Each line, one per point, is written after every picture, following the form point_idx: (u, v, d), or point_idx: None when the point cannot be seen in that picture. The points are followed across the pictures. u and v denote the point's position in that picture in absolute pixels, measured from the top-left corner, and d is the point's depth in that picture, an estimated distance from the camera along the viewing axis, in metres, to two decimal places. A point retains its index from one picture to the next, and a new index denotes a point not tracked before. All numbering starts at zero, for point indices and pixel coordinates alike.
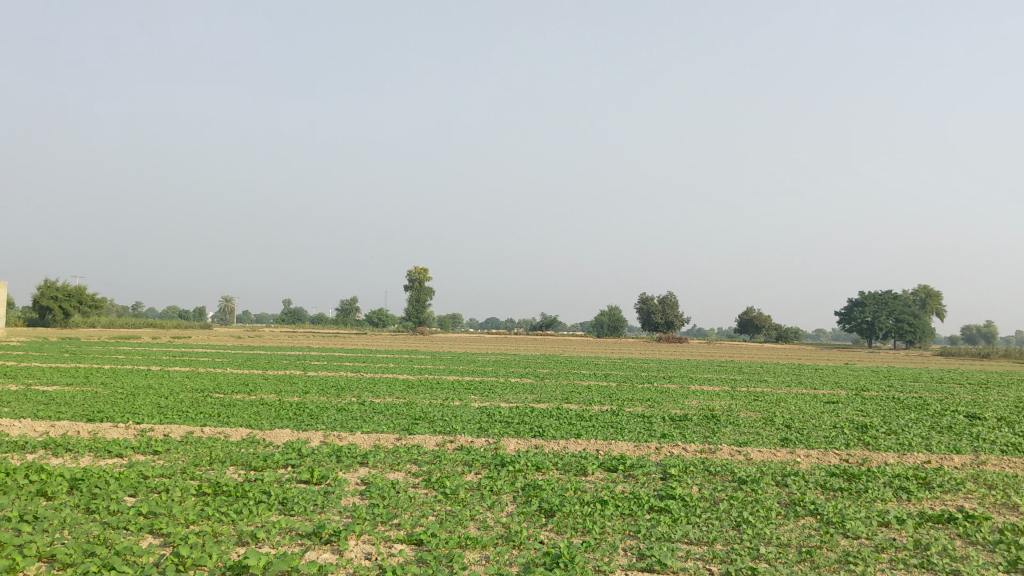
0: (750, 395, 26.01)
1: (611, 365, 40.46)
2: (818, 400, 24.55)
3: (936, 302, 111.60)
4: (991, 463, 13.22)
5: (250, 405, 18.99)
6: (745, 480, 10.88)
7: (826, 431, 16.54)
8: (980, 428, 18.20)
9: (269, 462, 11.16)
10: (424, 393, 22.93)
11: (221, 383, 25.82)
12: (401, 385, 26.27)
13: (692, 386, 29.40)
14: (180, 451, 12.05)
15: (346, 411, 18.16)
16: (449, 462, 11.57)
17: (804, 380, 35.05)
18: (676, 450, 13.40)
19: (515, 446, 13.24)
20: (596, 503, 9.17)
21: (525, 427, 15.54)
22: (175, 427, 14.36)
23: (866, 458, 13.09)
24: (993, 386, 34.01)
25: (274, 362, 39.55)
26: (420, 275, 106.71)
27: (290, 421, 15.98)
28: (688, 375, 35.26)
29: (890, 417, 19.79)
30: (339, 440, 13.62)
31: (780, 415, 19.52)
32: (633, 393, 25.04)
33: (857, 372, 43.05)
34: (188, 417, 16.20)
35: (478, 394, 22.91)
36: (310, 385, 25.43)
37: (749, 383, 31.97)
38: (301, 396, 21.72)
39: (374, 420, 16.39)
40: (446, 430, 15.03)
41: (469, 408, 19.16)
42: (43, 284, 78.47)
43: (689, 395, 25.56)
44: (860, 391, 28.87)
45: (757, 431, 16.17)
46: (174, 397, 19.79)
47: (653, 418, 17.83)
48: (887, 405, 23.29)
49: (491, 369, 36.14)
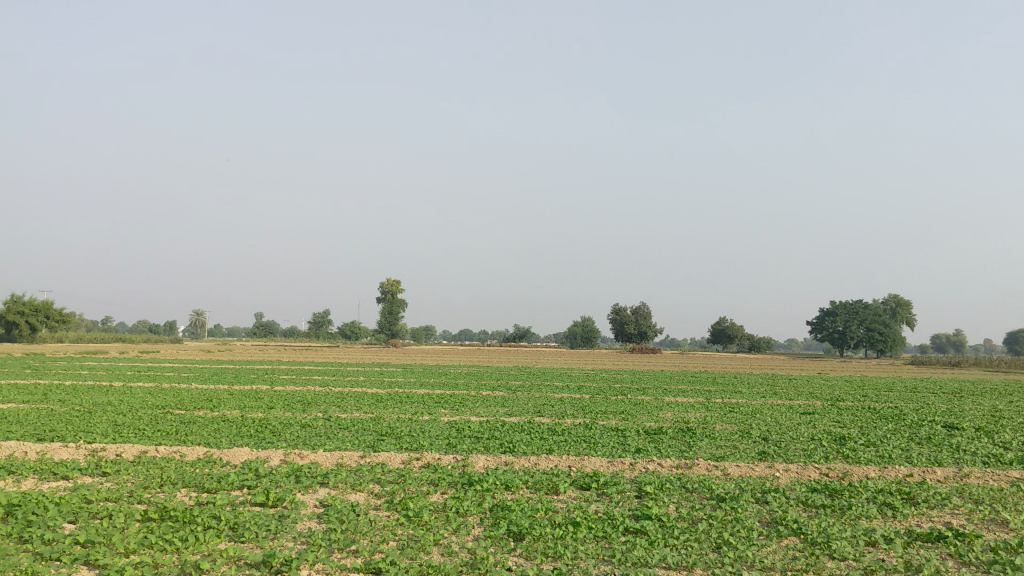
0: (724, 406, 25.62)
1: (584, 377, 39.98)
2: (793, 411, 24.20)
3: (906, 311, 112.24)
4: (976, 476, 12.85)
5: (211, 421, 18.32)
6: (724, 498, 10.39)
7: (804, 444, 16.13)
8: (959, 438, 17.85)
9: (223, 483, 10.56)
10: (394, 408, 22.33)
11: (184, 398, 25.08)
12: (370, 398, 25.66)
13: (666, 398, 28.98)
14: (130, 472, 11.41)
15: (310, 427, 17.55)
16: (413, 481, 11.03)
17: (779, 390, 34.76)
18: (651, 466, 12.94)
19: (483, 463, 12.72)
20: (568, 525, 8.65)
21: (495, 442, 15.02)
22: (128, 446, 13.74)
23: (847, 472, 12.69)
24: (968, 396, 33.79)
25: (243, 376, 38.75)
26: (392, 288, 106.08)
27: (251, 439, 15.36)
28: (662, 387, 34.80)
29: (868, 428, 19.44)
30: (300, 458, 13.04)
31: (757, 427, 19.10)
32: (607, 405, 24.55)
33: (831, 382, 42.70)
34: (144, 435, 15.56)
35: (449, 408, 22.36)
36: (276, 400, 24.76)
37: (723, 394, 31.63)
38: (265, 411, 21.13)
39: (339, 437, 15.80)
40: (413, 447, 14.50)
41: (438, 422, 18.63)
42: (10, 299, 77.05)
43: (663, 407, 25.12)
44: (835, 401, 28.56)
45: (734, 445, 15.74)
46: (133, 415, 19.08)
47: (627, 431, 17.36)
48: (865, 416, 22.96)
49: (463, 381, 35.59)
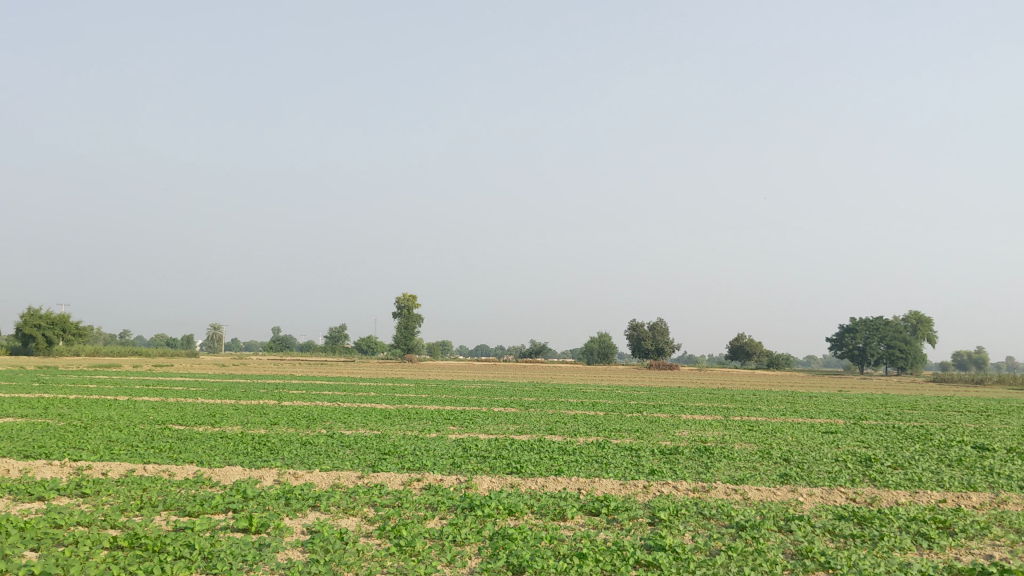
0: (743, 425, 24.83)
1: (599, 393, 39.07)
2: (815, 430, 23.34)
3: (927, 328, 111.01)
4: (1013, 502, 12.03)
5: (209, 438, 17.65)
6: (745, 526, 9.62)
7: (828, 465, 15.33)
8: (990, 461, 16.97)
9: (206, 506, 9.85)
10: (401, 425, 21.56)
11: (188, 413, 24.43)
12: (378, 415, 24.99)
13: (682, 415, 28.15)
14: (110, 493, 10.72)
15: (311, 444, 16.88)
16: (410, 505, 10.31)
17: (799, 408, 33.93)
18: (666, 489, 12.20)
19: (488, 485, 11.99)
20: (573, 557, 7.89)
21: (502, 461, 14.31)
22: (116, 465, 13.04)
23: (875, 497, 11.88)
24: (994, 414, 32.81)
25: (251, 391, 38.07)
26: (409, 301, 105.67)
27: (246, 457, 14.70)
28: (679, 403, 33.94)
29: (894, 448, 18.63)
30: (295, 479, 12.33)
31: (777, 447, 18.30)
32: (622, 423, 23.72)
33: (853, 400, 41.63)
34: (136, 452, 14.94)
35: (458, 426, 21.62)
36: (281, 416, 24.05)
37: (742, 412, 30.77)
38: (266, 427, 20.45)
39: (338, 456, 15.09)
40: (416, 466, 13.81)
41: (444, 439, 17.91)
42: (27, 312, 77.11)
43: (679, 424, 24.25)
44: (858, 420, 27.67)
45: (754, 466, 14.94)
46: (129, 430, 18.45)
47: (641, 451, 16.58)
48: (888, 435, 22.10)
49: (474, 396, 34.81)
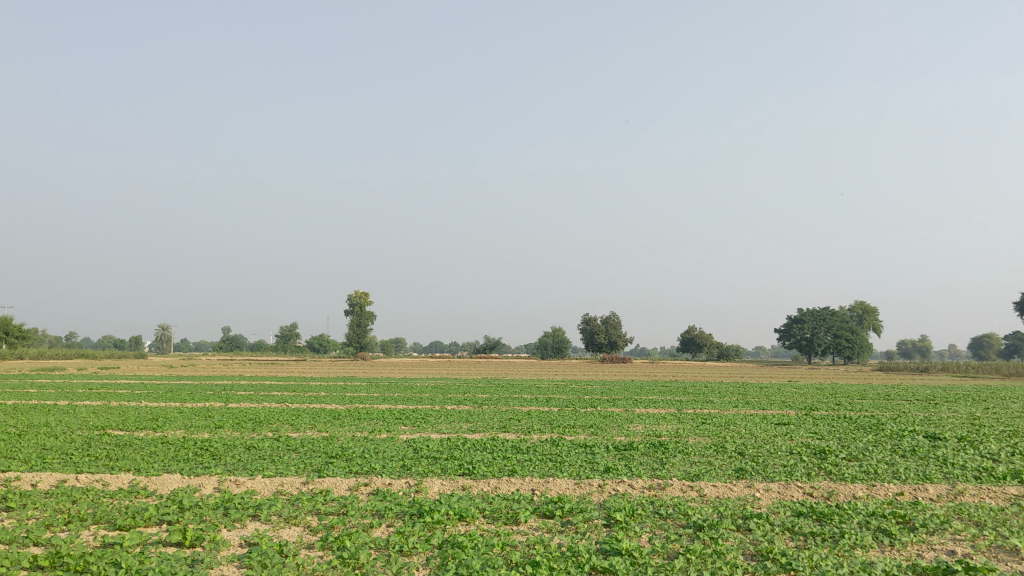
0: (697, 418, 24.67)
1: (552, 388, 38.71)
2: (768, 422, 23.24)
3: (873, 318, 112.46)
4: (972, 493, 11.88)
5: (149, 444, 17.01)
6: (702, 526, 9.33)
7: (783, 458, 15.14)
8: (944, 451, 16.89)
9: (138, 518, 9.35)
10: (350, 426, 21.06)
11: (130, 417, 23.74)
12: (327, 415, 24.46)
13: (636, 409, 27.91)
14: (38, 507, 10.18)
15: (255, 448, 16.33)
16: (356, 513, 9.88)
17: (751, 399, 33.87)
18: (621, 488, 11.88)
19: (439, 489, 11.59)
20: (526, 565, 7.51)
21: (454, 463, 13.89)
22: (48, 476, 12.44)
23: (832, 492, 11.63)
24: (942, 403, 32.97)
25: (197, 392, 37.21)
26: (361, 299, 104.62)
27: (187, 463, 14.14)
28: (632, 397, 33.76)
29: (847, 440, 18.53)
30: (236, 486, 11.83)
31: (732, 441, 18.08)
32: (575, 419, 23.40)
33: (803, 390, 41.74)
34: (72, 461, 14.32)
35: (409, 425, 21.15)
36: (227, 419, 23.37)
37: (695, 404, 30.66)
38: (211, 431, 19.84)
39: (284, 460, 14.61)
40: (363, 469, 13.37)
41: (395, 441, 17.46)
42: None
43: (632, 419, 23.97)
44: (809, 411, 27.66)
45: (710, 461, 14.70)
46: (65, 438, 17.72)
47: (595, 448, 16.27)
48: (841, 426, 22.01)
49: (427, 395, 34.28)
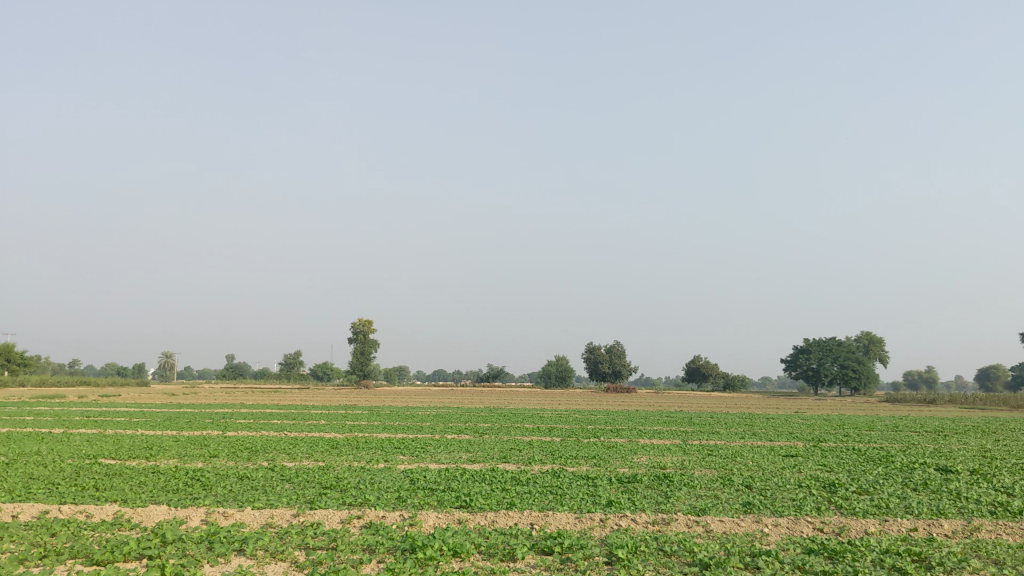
0: (703, 449, 24.18)
1: (555, 418, 38.13)
2: (775, 454, 22.74)
3: (879, 348, 111.78)
4: (988, 530, 11.43)
5: (140, 473, 16.57)
6: (708, 565, 8.89)
7: (791, 492, 14.69)
8: (956, 484, 16.41)
9: (117, 553, 8.94)
10: (347, 455, 20.58)
11: (124, 446, 23.29)
12: (325, 444, 24.03)
13: (640, 440, 27.38)
14: (14, 540, 9.78)
15: (249, 479, 15.88)
16: (346, 548, 9.47)
17: (757, 431, 33.30)
18: (624, 523, 11.44)
19: (434, 522, 11.15)
20: None
21: (450, 495, 13.45)
22: (29, 507, 12.05)
23: (844, 527, 11.16)
24: (952, 434, 32.41)
25: (195, 421, 36.71)
26: (364, 326, 104.12)
27: (177, 494, 13.70)
28: (636, 427, 33.26)
29: (857, 472, 18.04)
30: (224, 519, 11.40)
31: (739, 473, 17.59)
32: (577, 449, 22.93)
33: (811, 420, 41.17)
34: (58, 491, 13.89)
35: (407, 455, 20.67)
36: (222, 447, 22.93)
37: (700, 435, 30.11)
38: (205, 460, 19.41)
39: (276, 491, 14.17)
40: (357, 501, 12.94)
41: (392, 471, 17.02)
42: None
43: (637, 450, 23.47)
44: (818, 442, 27.11)
45: (716, 495, 14.23)
46: (55, 467, 17.30)
47: (597, 480, 15.80)
48: (850, 459, 21.49)
49: (428, 423, 33.77)
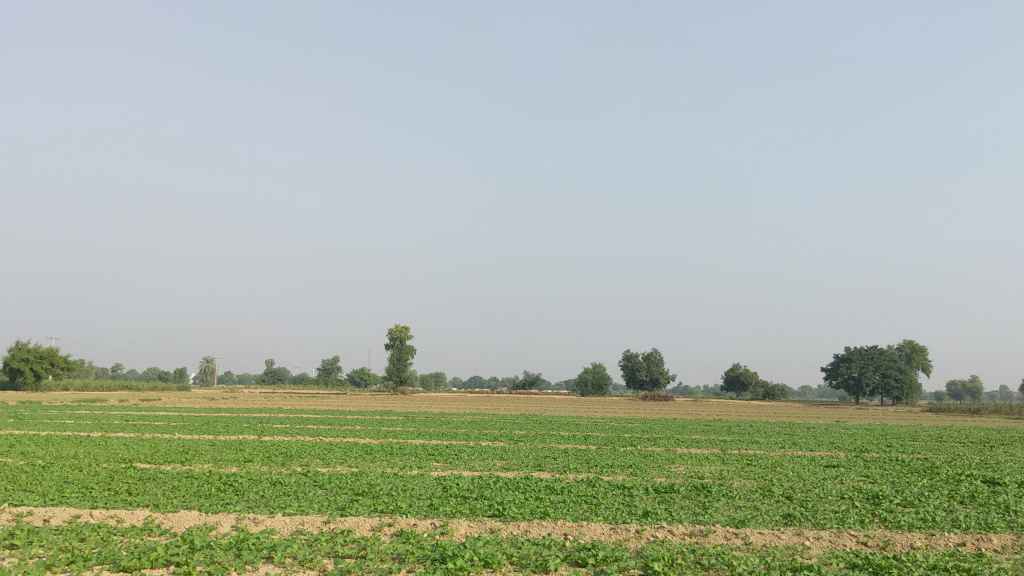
0: (742, 459, 23.79)
1: (592, 426, 37.79)
2: (816, 464, 22.31)
3: (922, 357, 110.16)
4: None
5: (173, 478, 16.53)
6: None
7: (833, 504, 14.31)
8: (1004, 497, 15.93)
9: (143, 559, 8.83)
10: (382, 461, 20.43)
11: (160, 450, 23.32)
12: (359, 450, 23.91)
13: (678, 449, 26.99)
14: (43, 544, 9.71)
15: (281, 484, 15.80)
16: (374, 557, 9.29)
17: (799, 440, 32.74)
18: (660, 534, 11.16)
19: (466, 531, 10.95)
20: None
21: (482, 503, 13.24)
22: (61, 511, 12.02)
23: (888, 542, 10.79)
24: (999, 446, 31.65)
25: (232, 425, 36.76)
26: (401, 333, 104.25)
27: (209, 499, 13.62)
28: (674, 436, 32.85)
29: (902, 484, 17.60)
30: (254, 525, 11.29)
31: (779, 483, 17.22)
32: (614, 458, 22.59)
33: (853, 431, 40.47)
34: (91, 495, 13.87)
35: (441, 462, 20.49)
36: (257, 452, 22.91)
37: (739, 444, 29.62)
38: (240, 465, 19.36)
39: (308, 497, 14.05)
40: (389, 508, 12.79)
41: (425, 478, 16.86)
42: (14, 346, 75.51)
43: (675, 459, 23.10)
44: (860, 452, 26.59)
45: (755, 506, 13.90)
46: (89, 471, 17.33)
47: (633, 489, 15.52)
48: (894, 469, 20.99)
49: (464, 430, 33.54)
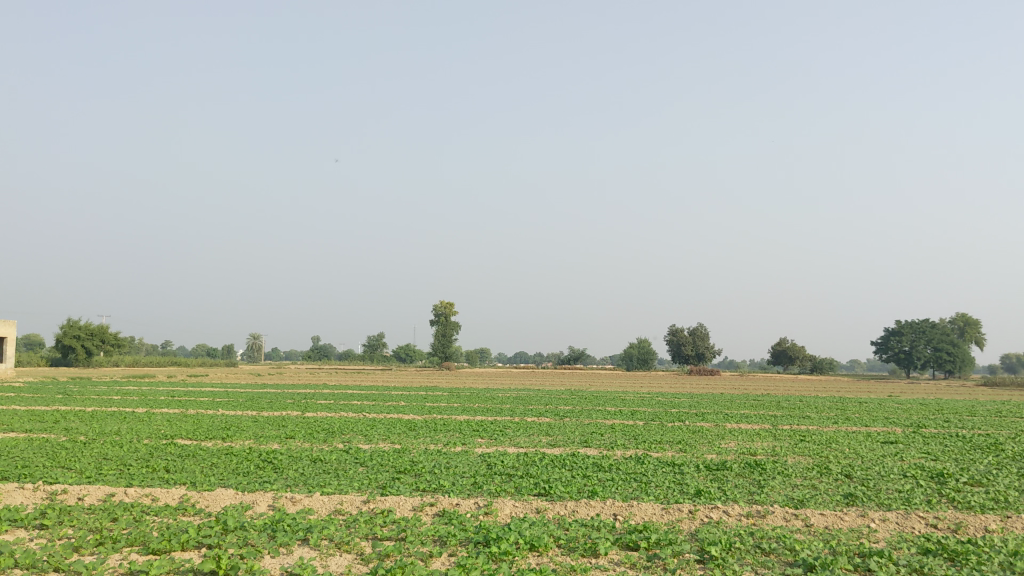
0: (795, 435, 23.04)
1: (638, 401, 37.19)
2: (873, 440, 21.53)
3: (975, 331, 108.03)
4: None
5: (213, 455, 16.24)
6: (813, 567, 8.03)
7: (896, 482, 13.64)
8: None
9: (174, 542, 8.45)
10: (425, 437, 20.01)
11: (203, 426, 23.12)
12: (402, 426, 23.53)
13: (726, 424, 26.27)
14: (74, 524, 9.40)
15: (322, 461, 15.43)
16: (415, 539, 8.82)
17: (851, 415, 31.84)
18: (715, 515, 10.58)
19: (511, 512, 10.46)
20: None
21: (529, 481, 12.74)
22: (95, 489, 11.73)
23: (960, 524, 10.12)
24: None
25: (276, 401, 36.63)
26: (446, 309, 104.22)
27: (248, 477, 13.29)
28: (723, 411, 32.16)
29: (966, 461, 16.85)
30: (292, 505, 10.89)
31: (837, 461, 16.50)
32: (662, 434, 21.95)
33: (905, 406, 39.49)
34: (129, 473, 13.61)
35: (486, 438, 20.04)
36: (299, 428, 22.66)
37: (790, 420, 28.84)
38: (282, 441, 19.07)
39: (349, 475, 13.66)
40: (432, 487, 12.34)
41: (469, 455, 16.40)
42: (66, 323, 76.33)
43: (725, 435, 22.39)
44: (918, 428, 25.68)
45: (814, 485, 13.26)
46: (130, 447, 17.14)
47: (685, 467, 14.93)
48: (955, 446, 20.21)
49: (509, 406, 33.08)
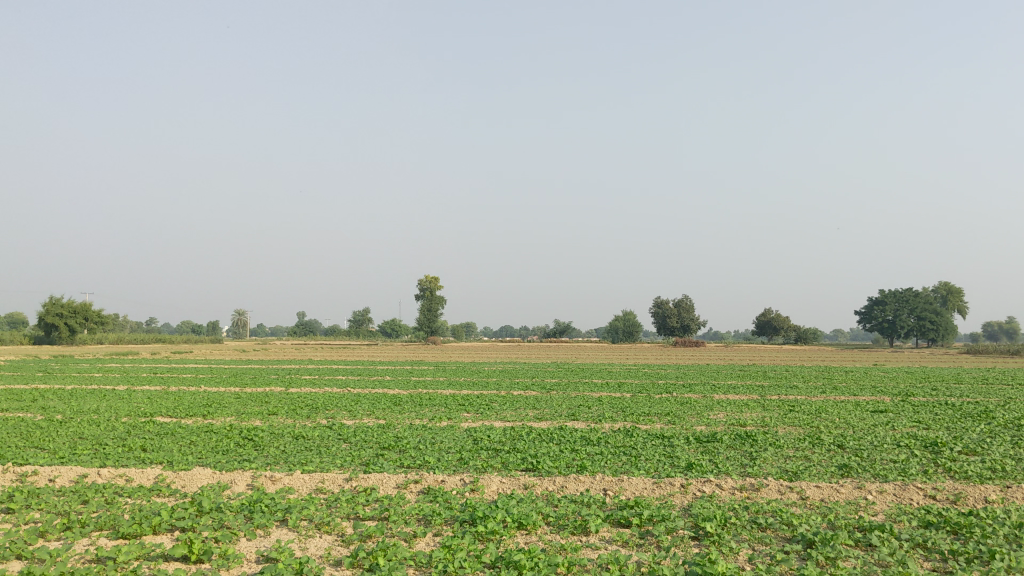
0: (784, 405, 22.80)
1: (625, 373, 36.96)
2: (863, 410, 21.25)
3: (956, 299, 108.52)
4: None
5: (192, 433, 15.83)
6: (812, 543, 7.73)
7: (890, 452, 13.37)
8: None
9: (145, 526, 8.07)
10: (410, 413, 19.63)
11: (184, 403, 22.65)
12: (388, 401, 23.19)
13: (714, 395, 26.00)
14: (43, 507, 9.01)
15: (303, 438, 15.02)
16: (398, 519, 8.48)
17: (838, 385, 31.64)
18: (708, 489, 10.27)
19: (498, 488, 10.13)
20: None
21: (516, 456, 12.39)
22: (67, 470, 11.31)
23: (960, 495, 9.83)
24: None
25: (260, 377, 36.20)
26: (431, 283, 103.78)
27: (228, 455, 12.89)
28: (710, 382, 31.92)
29: (958, 429, 16.59)
30: (271, 484, 10.51)
31: (827, 431, 16.22)
32: (651, 406, 21.65)
33: (891, 374, 39.48)
34: (104, 453, 13.15)
35: (472, 412, 19.67)
36: (283, 404, 22.23)
37: (779, 390, 28.61)
38: (264, 418, 18.67)
39: (332, 452, 13.29)
40: (416, 463, 11.99)
41: (456, 430, 16.03)
42: (48, 301, 75.58)
43: (713, 406, 22.11)
44: (907, 397, 25.43)
45: (806, 456, 12.96)
46: (106, 426, 16.67)
47: (675, 439, 14.61)
48: (945, 414, 19.95)
49: (494, 379, 32.71)
